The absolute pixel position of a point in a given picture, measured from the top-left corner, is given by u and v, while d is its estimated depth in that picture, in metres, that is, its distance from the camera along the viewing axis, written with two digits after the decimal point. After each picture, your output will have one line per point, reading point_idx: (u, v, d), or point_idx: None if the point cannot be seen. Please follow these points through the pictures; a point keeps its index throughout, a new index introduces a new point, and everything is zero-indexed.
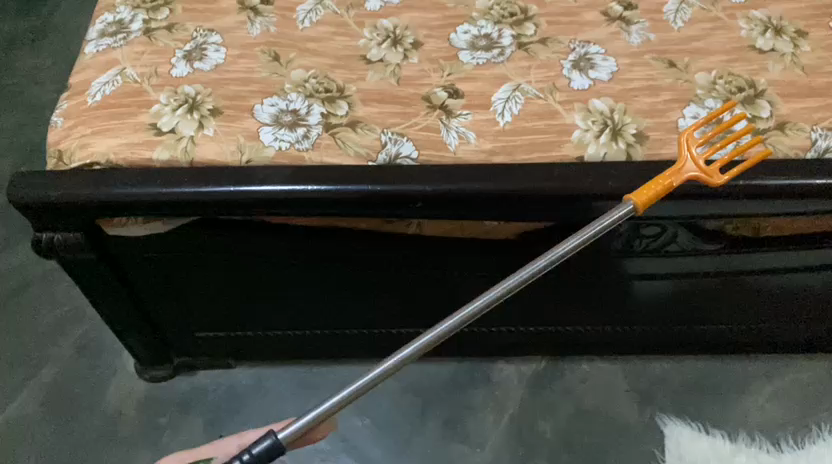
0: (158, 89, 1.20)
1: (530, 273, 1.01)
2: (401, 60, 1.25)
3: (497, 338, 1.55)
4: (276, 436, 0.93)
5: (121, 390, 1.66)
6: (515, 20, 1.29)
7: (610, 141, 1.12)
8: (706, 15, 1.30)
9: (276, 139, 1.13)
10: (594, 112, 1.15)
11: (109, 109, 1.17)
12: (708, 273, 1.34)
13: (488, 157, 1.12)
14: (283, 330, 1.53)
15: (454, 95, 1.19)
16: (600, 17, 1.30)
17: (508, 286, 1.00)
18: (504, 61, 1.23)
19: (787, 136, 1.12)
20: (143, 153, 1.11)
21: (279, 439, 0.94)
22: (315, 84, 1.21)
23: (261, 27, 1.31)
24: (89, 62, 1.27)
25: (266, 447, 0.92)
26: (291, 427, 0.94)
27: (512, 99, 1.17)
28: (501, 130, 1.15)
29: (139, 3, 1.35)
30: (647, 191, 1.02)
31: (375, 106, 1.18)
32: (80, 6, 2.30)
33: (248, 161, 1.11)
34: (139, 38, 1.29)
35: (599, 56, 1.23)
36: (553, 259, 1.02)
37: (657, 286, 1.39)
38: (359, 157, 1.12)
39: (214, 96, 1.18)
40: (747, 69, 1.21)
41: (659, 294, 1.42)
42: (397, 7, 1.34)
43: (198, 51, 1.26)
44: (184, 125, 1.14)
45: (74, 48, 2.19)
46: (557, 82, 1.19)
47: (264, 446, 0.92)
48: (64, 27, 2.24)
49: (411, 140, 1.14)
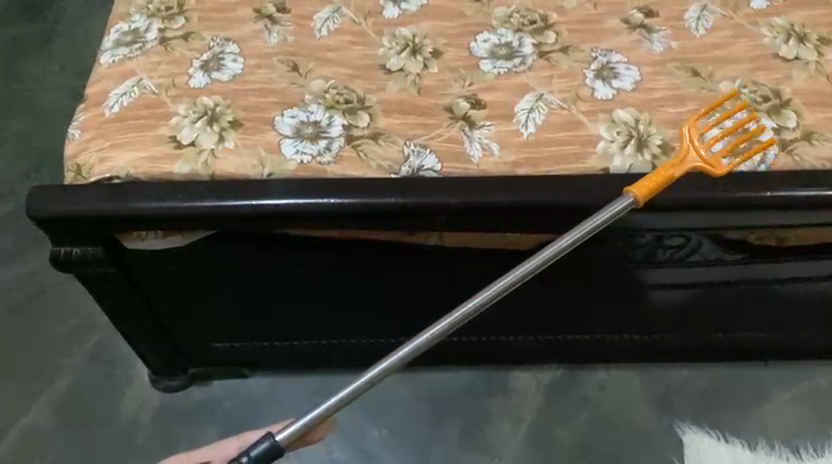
0: (176, 100, 1.19)
1: (528, 270, 1.00)
2: (421, 70, 1.24)
3: (515, 347, 1.54)
4: (274, 438, 0.96)
5: (135, 400, 1.65)
6: (536, 29, 1.28)
7: (635, 152, 1.11)
8: (728, 22, 1.29)
9: (297, 152, 1.12)
10: (618, 122, 1.14)
11: (127, 121, 1.16)
12: (730, 283, 1.33)
13: (512, 169, 1.11)
14: (300, 341, 1.51)
15: (476, 105, 1.18)
16: (621, 24, 1.29)
17: (504, 285, 1.00)
18: (526, 70, 1.21)
19: (814, 146, 1.11)
20: (163, 166, 1.10)
21: (278, 441, 0.96)
22: (335, 95, 1.20)
23: (278, 36, 1.29)
24: (104, 71, 1.25)
25: (266, 449, 0.95)
26: (287, 430, 0.97)
27: (535, 109, 1.16)
28: (524, 141, 1.13)
29: (154, 12, 1.34)
30: (648, 182, 1.02)
31: (396, 117, 1.17)
32: (86, 10, 2.27)
33: (269, 174, 1.10)
34: (156, 48, 1.27)
35: (621, 64, 1.21)
36: (548, 256, 1.00)
37: (678, 297, 1.38)
38: (381, 169, 1.11)
39: (234, 107, 1.17)
40: (772, 77, 1.20)
41: (680, 304, 1.41)
42: (416, 15, 1.33)
43: (216, 61, 1.25)
44: (204, 137, 1.13)
45: (82, 52, 2.18)
46: (581, 92, 1.17)
47: (262, 449, 0.95)
48: (71, 33, 2.22)
49: (434, 151, 1.13)
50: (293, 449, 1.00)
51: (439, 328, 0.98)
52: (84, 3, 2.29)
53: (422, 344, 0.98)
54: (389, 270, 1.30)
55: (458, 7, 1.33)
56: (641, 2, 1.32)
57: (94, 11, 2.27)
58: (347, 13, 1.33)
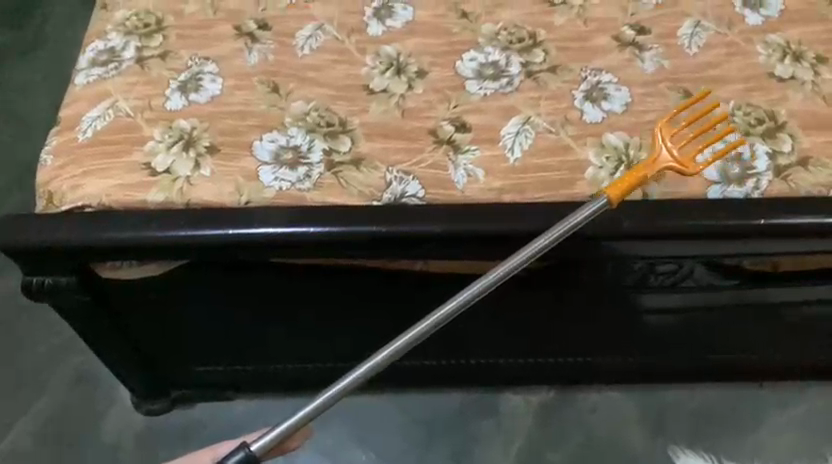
0: (152, 124, 1.15)
1: (507, 271, 0.97)
2: (405, 90, 1.20)
3: (505, 369, 1.51)
4: (248, 449, 0.92)
5: (118, 423, 1.61)
6: (524, 46, 1.24)
7: (625, 180, 1.07)
8: (722, 39, 1.25)
9: (275, 179, 1.08)
10: (607, 147, 1.10)
11: (101, 146, 1.12)
12: (728, 305, 1.29)
13: (498, 196, 1.08)
14: (284, 364, 1.48)
15: (462, 128, 1.14)
16: (612, 42, 1.25)
17: (483, 285, 0.98)
18: (513, 91, 1.18)
19: (810, 173, 1.09)
20: (137, 195, 1.06)
21: (252, 452, 0.93)
22: (316, 117, 1.16)
23: (258, 55, 1.25)
24: (78, 92, 1.21)
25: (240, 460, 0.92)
26: (262, 440, 0.94)
27: (522, 133, 1.12)
28: (510, 167, 1.10)
29: (131, 30, 1.30)
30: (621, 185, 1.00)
31: (379, 141, 1.13)
32: (70, 18, 2.22)
33: (247, 202, 1.06)
34: (133, 68, 1.23)
35: (611, 85, 1.18)
36: (531, 254, 0.97)
37: (675, 318, 1.34)
38: (362, 196, 1.08)
39: (211, 131, 1.14)
40: (767, 99, 1.16)
41: (676, 324, 1.36)
42: (401, 32, 1.29)
43: (194, 82, 1.21)
44: (180, 164, 1.09)
45: (66, 60, 2.14)
46: (569, 115, 1.14)
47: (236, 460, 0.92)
48: (55, 41, 2.18)
49: (417, 178, 1.09)
50: (270, 459, 0.97)
51: (419, 330, 0.97)
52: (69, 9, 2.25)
53: (402, 346, 0.97)
54: (375, 295, 1.26)
55: (444, 24, 1.29)
56: (632, 19, 1.28)
57: (78, 18, 2.22)
58: (329, 30, 1.30)
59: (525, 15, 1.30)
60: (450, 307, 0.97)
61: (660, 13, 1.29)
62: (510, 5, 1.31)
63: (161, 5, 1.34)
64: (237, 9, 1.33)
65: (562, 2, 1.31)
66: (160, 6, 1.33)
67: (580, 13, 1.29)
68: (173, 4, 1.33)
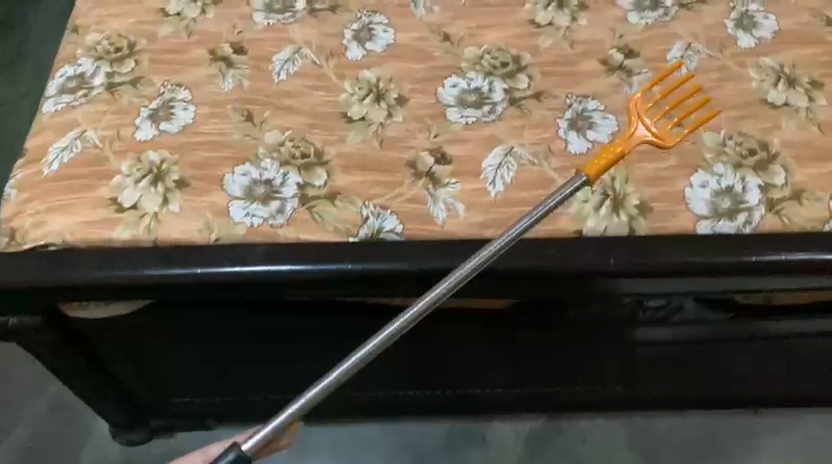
0: (120, 155, 1.11)
1: (484, 260, 0.89)
2: (384, 119, 1.16)
3: (493, 399, 1.46)
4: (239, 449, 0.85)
5: (96, 454, 1.58)
6: (507, 72, 1.21)
7: (611, 214, 1.03)
8: (713, 63, 1.21)
9: (247, 215, 1.04)
10: (593, 180, 1.06)
11: (67, 180, 1.08)
12: (732, 338, 1.23)
13: (479, 231, 1.03)
14: (264, 396, 1.44)
15: (442, 160, 1.09)
16: (599, 66, 1.21)
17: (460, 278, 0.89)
18: (496, 119, 1.14)
19: (803, 206, 1.03)
20: (103, 233, 1.02)
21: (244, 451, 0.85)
22: (290, 148, 1.12)
23: (233, 81, 1.21)
24: (46, 121, 1.17)
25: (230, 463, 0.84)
26: (254, 438, 0.86)
27: (504, 165, 1.08)
28: (492, 201, 1.05)
29: (102, 55, 1.25)
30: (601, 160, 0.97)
31: (356, 173, 1.09)
32: (57, 26, 2.17)
33: (217, 239, 1.02)
34: (102, 95, 1.19)
35: (597, 113, 1.14)
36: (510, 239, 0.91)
37: (673, 349, 1.29)
38: (337, 232, 1.03)
39: (181, 164, 1.09)
40: (760, 127, 1.11)
41: (675, 354, 1.31)
42: (382, 56, 1.25)
43: (165, 110, 1.17)
44: (148, 200, 1.05)
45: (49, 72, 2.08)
46: (553, 145, 1.10)
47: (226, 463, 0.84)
48: (38, 52, 2.13)
49: (395, 212, 1.05)
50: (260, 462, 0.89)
51: (414, 313, 0.88)
52: (54, 15, 2.20)
53: (394, 331, 0.88)
54: (355, 339, 1.19)
55: (426, 48, 1.25)
56: (620, 41, 1.24)
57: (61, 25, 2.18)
58: (307, 54, 1.25)
59: (509, 38, 1.26)
60: (445, 287, 0.88)
61: (649, 36, 1.25)
62: (494, 27, 1.27)
63: (134, 27, 1.30)
64: (212, 32, 1.29)
65: (548, 24, 1.27)
66: (133, 29, 1.29)
67: (566, 36, 1.25)
68: (146, 27, 1.29)
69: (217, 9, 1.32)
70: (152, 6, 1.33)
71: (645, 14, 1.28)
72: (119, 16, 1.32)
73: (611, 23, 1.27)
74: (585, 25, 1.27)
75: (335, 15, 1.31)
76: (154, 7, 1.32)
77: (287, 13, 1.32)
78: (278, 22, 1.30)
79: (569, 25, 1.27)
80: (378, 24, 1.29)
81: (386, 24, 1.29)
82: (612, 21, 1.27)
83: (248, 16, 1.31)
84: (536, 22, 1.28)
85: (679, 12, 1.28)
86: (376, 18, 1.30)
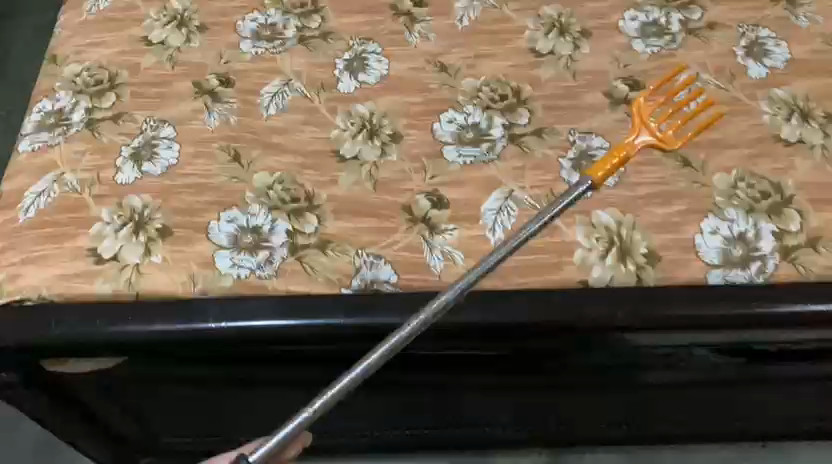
0: (100, 200, 1.05)
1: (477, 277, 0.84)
2: (378, 157, 1.11)
3: (495, 437, 1.41)
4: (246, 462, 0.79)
5: None
6: (507, 105, 1.15)
7: (617, 263, 0.98)
8: (723, 95, 1.15)
9: (234, 266, 0.99)
10: (598, 226, 1.00)
11: (44, 229, 1.02)
12: (739, 381, 1.16)
13: (478, 282, 0.98)
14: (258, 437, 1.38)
15: (439, 203, 1.04)
16: (603, 99, 1.15)
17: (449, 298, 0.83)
18: (495, 158, 1.08)
19: (820, 254, 0.98)
20: (81, 287, 0.97)
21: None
22: (279, 191, 1.06)
23: (219, 116, 1.15)
24: (22, 162, 1.11)
25: None
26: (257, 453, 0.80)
27: (504, 210, 1.03)
28: (491, 249, 1.00)
29: (81, 88, 1.19)
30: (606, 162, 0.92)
31: (347, 219, 1.03)
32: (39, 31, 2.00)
33: (201, 293, 0.97)
34: (81, 133, 1.13)
35: (600, 152, 1.09)
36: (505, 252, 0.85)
37: (674, 393, 1.22)
38: (329, 283, 0.98)
39: (164, 210, 1.04)
40: (773, 167, 1.06)
41: (679, 397, 1.23)
42: (375, 89, 1.19)
43: (147, 150, 1.11)
44: (128, 250, 1.00)
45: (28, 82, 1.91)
46: (555, 189, 1.04)
47: None
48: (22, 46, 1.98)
49: (389, 262, 0.99)
50: None
51: (410, 326, 0.82)
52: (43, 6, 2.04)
53: (384, 355, 0.81)
54: None
55: (421, 79, 1.20)
56: (625, 72, 1.19)
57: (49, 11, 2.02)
58: (297, 86, 1.20)
59: (508, 69, 1.20)
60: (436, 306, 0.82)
61: (654, 65, 1.20)
62: (493, 57, 1.22)
63: (115, 58, 1.24)
64: (198, 62, 1.23)
65: (549, 52, 1.22)
66: (114, 59, 1.23)
67: (568, 66, 1.20)
68: (128, 57, 1.24)
69: (203, 37, 1.27)
70: (135, 34, 1.27)
71: (651, 42, 1.23)
72: (100, 45, 1.26)
73: (615, 52, 1.22)
74: (587, 54, 1.22)
75: (327, 43, 1.25)
76: (136, 36, 1.27)
77: (276, 41, 1.26)
78: (267, 52, 1.25)
79: (570, 54, 1.22)
80: (372, 53, 1.24)
81: (380, 53, 1.23)
82: (616, 50, 1.22)
83: (236, 45, 1.26)
84: (536, 51, 1.23)
85: (686, 40, 1.23)
86: (370, 47, 1.24)
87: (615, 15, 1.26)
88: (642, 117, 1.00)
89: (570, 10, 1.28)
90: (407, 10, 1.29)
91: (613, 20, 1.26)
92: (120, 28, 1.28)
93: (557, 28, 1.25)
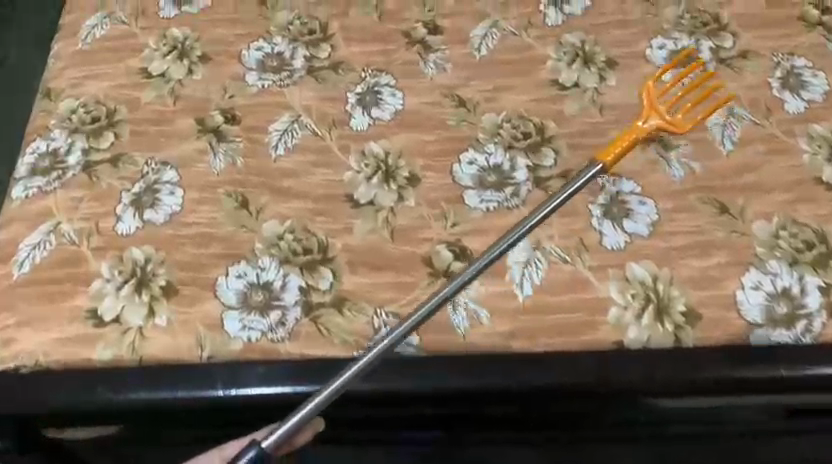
0: (100, 253, 0.98)
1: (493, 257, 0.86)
2: (395, 202, 1.04)
3: None
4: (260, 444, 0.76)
5: None
6: (530, 145, 1.09)
7: (654, 322, 0.92)
8: (760, 132, 1.08)
9: (244, 328, 0.92)
10: (633, 282, 0.94)
11: (40, 286, 0.95)
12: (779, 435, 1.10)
13: (506, 343, 0.91)
14: None
15: (461, 255, 0.98)
16: (632, 136, 1.09)
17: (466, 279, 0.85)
18: (519, 204, 1.02)
19: None
20: (80, 353, 0.90)
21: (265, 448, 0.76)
22: (291, 241, 1.00)
23: (225, 158, 1.08)
24: (16, 210, 1.05)
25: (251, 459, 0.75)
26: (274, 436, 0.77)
27: (532, 262, 0.95)
28: (519, 307, 0.93)
29: (77, 126, 1.12)
30: (613, 147, 0.94)
31: (364, 273, 0.96)
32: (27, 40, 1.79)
33: (209, 357, 0.91)
34: (79, 177, 1.07)
35: (633, 196, 1.02)
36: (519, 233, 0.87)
37: (710, 451, 1.15)
38: (346, 346, 0.92)
39: (167, 264, 0.97)
40: (815, 213, 1.00)
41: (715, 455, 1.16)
42: (390, 125, 1.13)
43: (149, 196, 1.04)
44: (131, 311, 0.93)
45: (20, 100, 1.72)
46: (586, 238, 0.97)
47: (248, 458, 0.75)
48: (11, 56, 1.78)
49: (410, 321, 0.93)
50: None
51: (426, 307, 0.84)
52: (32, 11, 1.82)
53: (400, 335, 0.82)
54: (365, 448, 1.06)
55: (438, 115, 1.13)
56: None
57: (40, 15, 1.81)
58: (306, 123, 1.13)
59: (531, 103, 1.14)
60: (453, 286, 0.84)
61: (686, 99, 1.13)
62: (514, 90, 1.15)
63: (113, 92, 1.16)
64: (201, 96, 1.16)
65: (573, 84, 1.15)
66: (112, 94, 1.16)
67: (594, 100, 1.14)
68: (127, 91, 1.16)
69: (206, 69, 1.20)
70: (133, 66, 1.19)
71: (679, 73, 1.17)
72: (96, 77, 1.18)
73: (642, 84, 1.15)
74: (613, 86, 1.15)
75: (337, 75, 1.19)
76: (135, 67, 1.19)
77: (283, 72, 1.19)
78: (274, 84, 1.17)
79: (596, 86, 1.15)
80: (385, 86, 1.17)
81: (394, 86, 1.17)
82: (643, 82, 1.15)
83: (241, 77, 1.19)
84: (559, 83, 1.16)
85: (717, 70, 1.16)
86: (383, 79, 1.18)
87: (641, 43, 1.20)
88: (652, 102, 1.01)
89: (593, 37, 1.21)
90: (421, 38, 1.22)
91: (640, 48, 1.19)
92: (118, 58, 1.21)
93: (581, 58, 1.18)
